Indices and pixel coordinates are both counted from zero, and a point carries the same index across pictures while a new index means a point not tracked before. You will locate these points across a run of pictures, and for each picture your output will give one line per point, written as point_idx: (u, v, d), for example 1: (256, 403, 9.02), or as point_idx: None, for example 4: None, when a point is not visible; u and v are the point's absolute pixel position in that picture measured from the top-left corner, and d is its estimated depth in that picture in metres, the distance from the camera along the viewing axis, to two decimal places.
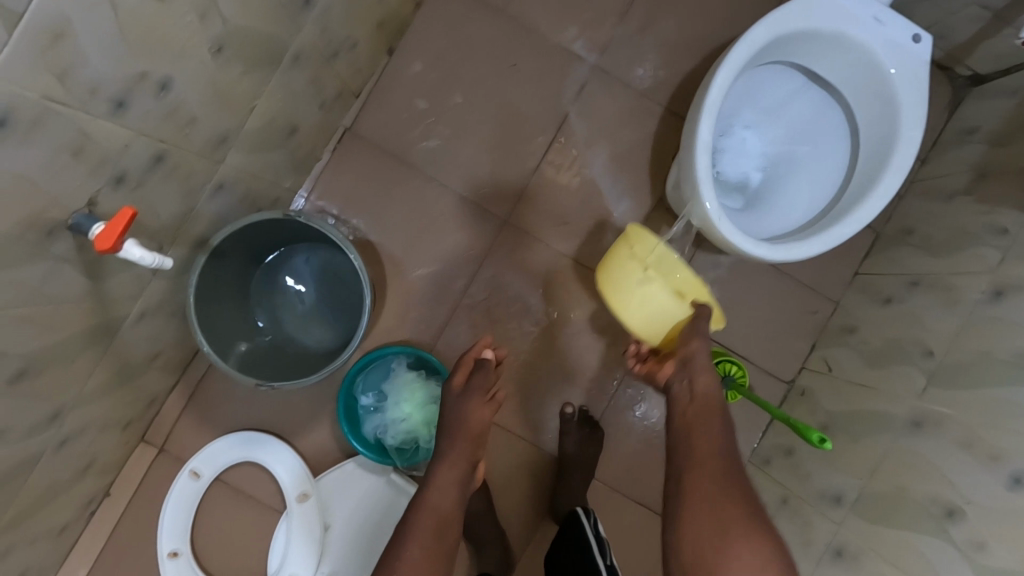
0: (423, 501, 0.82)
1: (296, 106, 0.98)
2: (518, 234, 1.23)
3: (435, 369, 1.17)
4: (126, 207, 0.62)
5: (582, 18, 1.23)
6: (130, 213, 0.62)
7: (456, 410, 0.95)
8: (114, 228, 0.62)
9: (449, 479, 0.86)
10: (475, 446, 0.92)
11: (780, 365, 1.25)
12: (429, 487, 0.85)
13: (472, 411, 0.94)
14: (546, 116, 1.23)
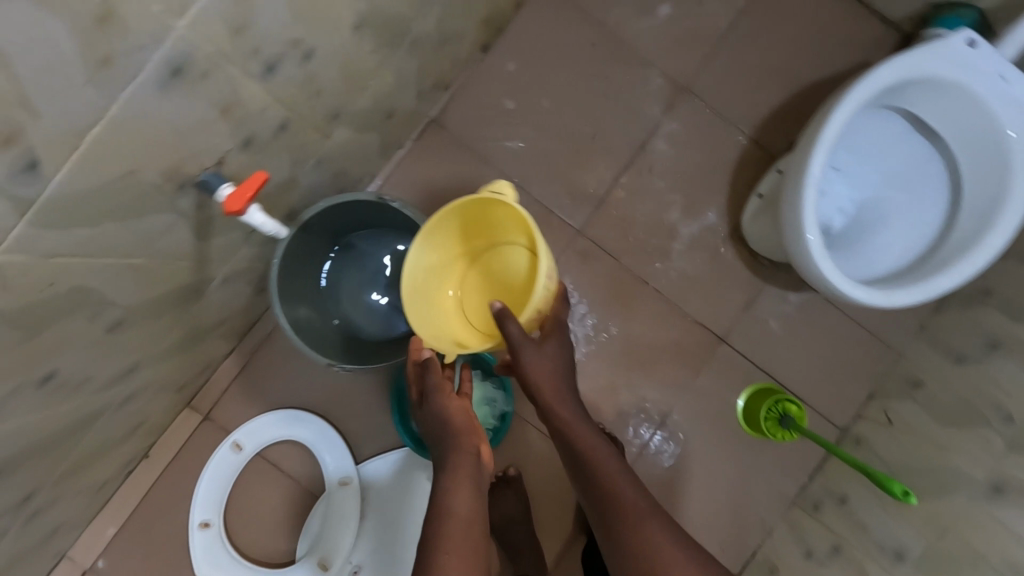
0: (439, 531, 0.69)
1: (398, 91, 0.98)
2: (589, 246, 1.22)
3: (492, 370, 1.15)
4: (259, 172, 0.62)
5: (678, 38, 1.23)
6: (263, 177, 0.63)
7: (438, 408, 0.82)
8: (247, 189, 0.62)
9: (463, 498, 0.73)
10: (470, 435, 0.79)
11: (835, 410, 1.23)
12: (440, 509, 0.72)
13: (453, 406, 0.81)
14: (631, 132, 1.22)
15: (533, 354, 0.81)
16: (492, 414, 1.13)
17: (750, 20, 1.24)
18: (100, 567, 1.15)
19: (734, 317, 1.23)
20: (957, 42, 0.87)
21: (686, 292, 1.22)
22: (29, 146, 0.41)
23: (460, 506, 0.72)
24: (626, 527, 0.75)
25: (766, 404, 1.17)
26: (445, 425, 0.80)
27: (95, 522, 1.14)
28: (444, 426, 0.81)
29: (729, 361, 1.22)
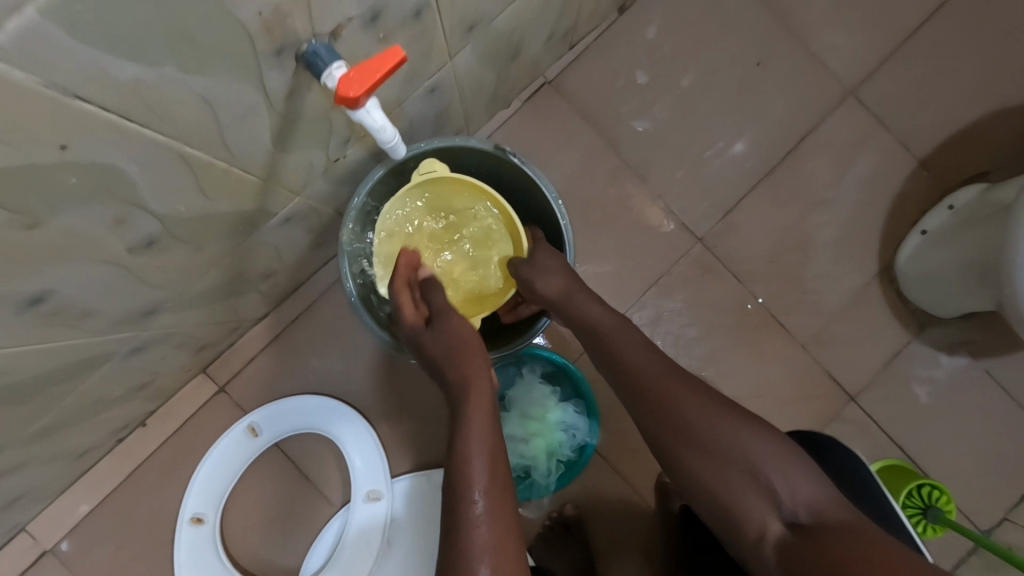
0: (457, 492, 0.53)
1: (535, 24, 0.78)
2: (709, 259, 1.01)
3: (577, 390, 0.93)
4: (396, 46, 0.43)
5: (852, 32, 1.03)
6: (399, 55, 0.42)
7: (436, 340, 0.66)
8: (372, 71, 0.42)
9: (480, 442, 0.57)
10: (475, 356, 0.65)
11: (982, 510, 1.00)
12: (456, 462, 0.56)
13: (457, 327, 0.67)
14: (779, 133, 1.02)
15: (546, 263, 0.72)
16: (567, 443, 0.91)
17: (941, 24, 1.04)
18: (64, 549, 0.94)
19: (871, 375, 1.00)
20: None
21: (817, 333, 1.01)
22: None
23: (474, 454, 0.56)
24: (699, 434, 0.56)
25: (903, 494, 0.93)
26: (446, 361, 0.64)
27: (67, 494, 0.94)
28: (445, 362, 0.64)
29: (859, 427, 0.99)
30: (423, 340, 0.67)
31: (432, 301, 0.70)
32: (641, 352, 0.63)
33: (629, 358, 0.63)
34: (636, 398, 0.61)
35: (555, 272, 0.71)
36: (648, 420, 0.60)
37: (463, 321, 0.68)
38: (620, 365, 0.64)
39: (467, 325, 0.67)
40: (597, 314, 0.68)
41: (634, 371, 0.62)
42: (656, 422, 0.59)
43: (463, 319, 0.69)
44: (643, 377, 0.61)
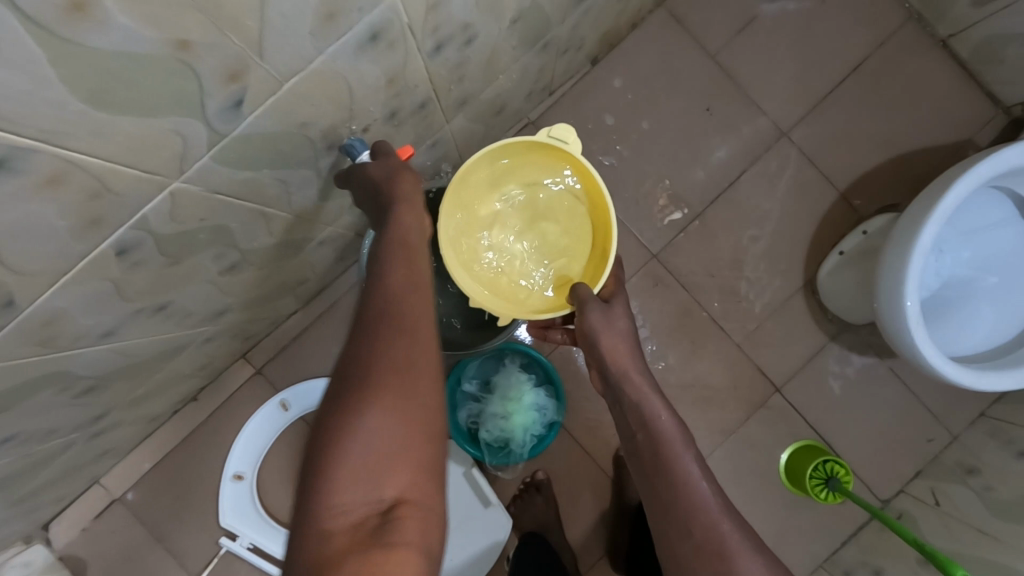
0: (382, 286, 0.55)
1: (517, 87, 0.99)
2: (661, 272, 1.22)
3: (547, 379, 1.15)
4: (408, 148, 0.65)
5: (786, 84, 1.24)
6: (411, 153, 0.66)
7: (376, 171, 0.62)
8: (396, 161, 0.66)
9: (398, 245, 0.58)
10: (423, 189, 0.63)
11: (880, 482, 1.22)
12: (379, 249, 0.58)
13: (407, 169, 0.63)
14: (723, 168, 1.23)
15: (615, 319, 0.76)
16: (540, 420, 1.13)
17: (861, 80, 1.24)
18: (131, 498, 1.17)
19: (793, 369, 1.22)
20: None
21: (751, 334, 1.22)
22: (245, 85, 0.43)
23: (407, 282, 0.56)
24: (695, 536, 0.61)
25: (814, 463, 1.15)
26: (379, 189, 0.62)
27: (133, 454, 1.16)
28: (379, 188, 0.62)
29: (782, 412, 1.21)
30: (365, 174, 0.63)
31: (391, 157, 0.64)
32: (692, 464, 0.66)
33: (685, 469, 0.65)
34: (673, 504, 0.63)
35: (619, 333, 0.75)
36: (676, 522, 0.62)
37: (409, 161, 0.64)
38: (668, 464, 0.65)
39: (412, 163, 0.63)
40: (658, 409, 0.69)
41: (686, 481, 0.64)
42: (690, 538, 0.61)
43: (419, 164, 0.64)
44: (691, 492, 0.63)
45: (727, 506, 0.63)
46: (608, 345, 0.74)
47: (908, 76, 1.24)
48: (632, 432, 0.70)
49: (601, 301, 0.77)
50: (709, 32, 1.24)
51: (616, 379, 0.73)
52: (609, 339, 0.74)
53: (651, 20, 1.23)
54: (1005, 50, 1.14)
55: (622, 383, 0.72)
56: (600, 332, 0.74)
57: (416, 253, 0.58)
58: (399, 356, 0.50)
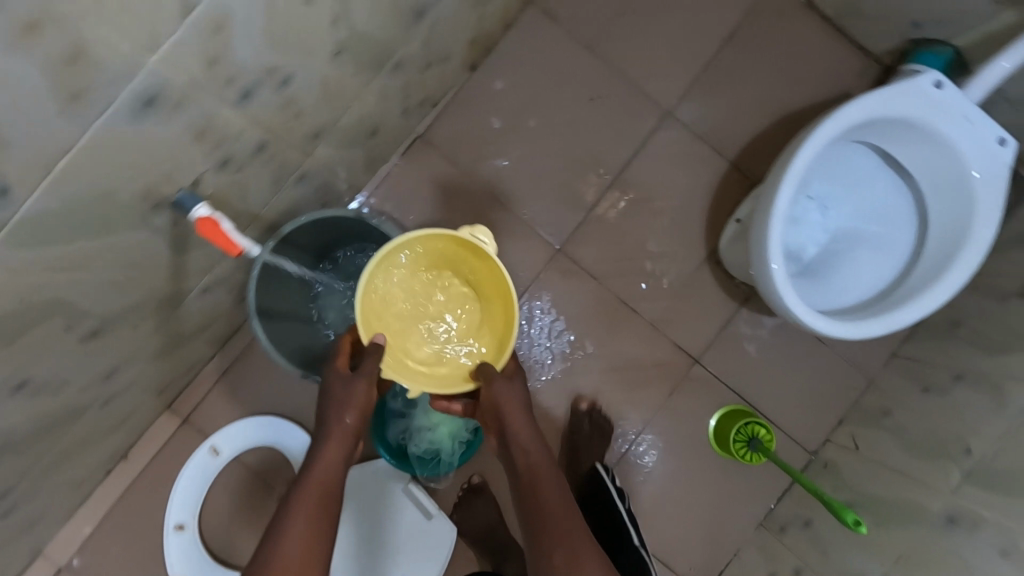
0: (282, 524, 0.71)
1: (385, 108, 1.01)
2: (568, 264, 1.24)
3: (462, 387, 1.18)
4: (235, 249, 0.66)
5: (663, 64, 1.27)
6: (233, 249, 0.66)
7: (337, 386, 0.81)
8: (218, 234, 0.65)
9: (327, 473, 0.76)
10: (357, 425, 0.80)
11: (807, 435, 1.25)
12: (305, 481, 0.75)
13: (355, 389, 0.80)
14: (614, 153, 1.25)
15: (508, 389, 0.81)
16: (467, 427, 1.14)
17: (734, 50, 1.27)
18: (76, 564, 1.17)
19: (709, 340, 1.25)
20: (926, 82, 0.88)
21: (664, 312, 1.25)
22: (3, 174, 0.43)
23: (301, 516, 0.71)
24: (546, 554, 0.72)
25: (739, 423, 1.20)
26: (328, 413, 0.80)
27: (70, 521, 1.16)
28: (333, 406, 0.80)
29: (703, 383, 1.24)
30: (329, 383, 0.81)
31: (356, 362, 0.81)
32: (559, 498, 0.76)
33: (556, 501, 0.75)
34: (532, 529, 0.75)
35: (514, 394, 0.81)
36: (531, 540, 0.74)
37: (367, 383, 0.80)
38: (539, 493, 0.76)
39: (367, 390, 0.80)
40: (529, 449, 0.80)
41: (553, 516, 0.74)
42: (539, 557, 0.72)
43: (364, 388, 0.80)
44: (549, 528, 0.74)
45: (576, 525, 0.74)
46: (501, 406, 0.80)
47: (780, 40, 1.27)
48: (515, 470, 0.80)
49: (505, 373, 0.83)
50: (583, 23, 1.26)
51: (502, 429, 0.81)
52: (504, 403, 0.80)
53: (524, 19, 1.24)
54: (862, 6, 1.18)
55: (505, 425, 0.81)
56: (501, 396, 0.80)
57: (336, 491, 0.76)
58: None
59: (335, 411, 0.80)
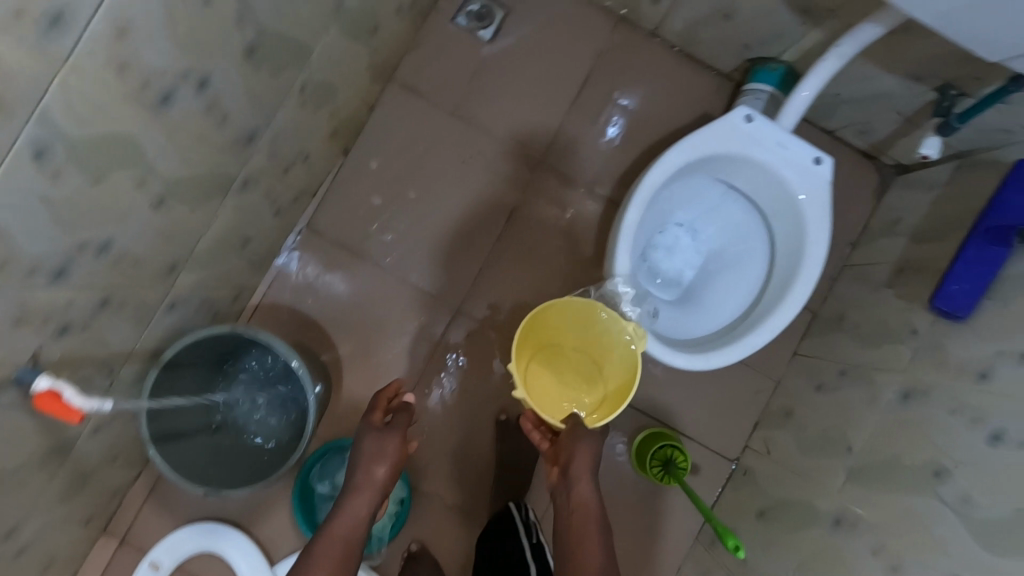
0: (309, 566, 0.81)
1: (251, 218, 1.05)
2: (470, 323, 1.29)
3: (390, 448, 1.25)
4: (76, 417, 0.69)
5: (528, 116, 1.32)
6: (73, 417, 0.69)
7: (372, 440, 0.93)
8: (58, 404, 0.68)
9: (349, 523, 0.86)
10: (388, 475, 0.91)
11: (727, 444, 1.30)
12: (331, 530, 0.84)
13: (386, 442, 0.92)
14: (495, 208, 1.30)
15: (584, 442, 0.87)
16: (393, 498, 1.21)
17: (593, 92, 1.32)
18: None
19: None
20: (736, 118, 0.94)
21: None
22: None
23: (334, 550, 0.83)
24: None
25: (655, 445, 1.23)
26: (358, 467, 0.91)
27: None
28: (364, 460, 0.91)
29: (619, 413, 1.29)
30: (365, 435, 0.93)
31: (393, 417, 0.96)
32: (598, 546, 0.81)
33: (590, 541, 0.82)
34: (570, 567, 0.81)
35: (582, 451, 0.86)
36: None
37: (396, 437, 0.94)
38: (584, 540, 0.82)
39: (399, 445, 0.93)
40: (586, 494, 0.85)
41: (586, 549, 0.81)
42: None
43: (395, 440, 0.93)
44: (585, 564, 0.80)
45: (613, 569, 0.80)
46: (573, 460, 0.86)
47: (634, 73, 1.32)
48: (562, 512, 0.87)
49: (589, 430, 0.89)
50: (443, 91, 1.30)
51: (567, 480, 0.86)
52: (579, 451, 0.86)
53: (386, 97, 1.29)
54: (698, 35, 1.24)
55: (571, 472, 0.86)
56: (574, 452, 0.86)
57: (356, 543, 0.84)
58: None
59: (365, 465, 0.91)
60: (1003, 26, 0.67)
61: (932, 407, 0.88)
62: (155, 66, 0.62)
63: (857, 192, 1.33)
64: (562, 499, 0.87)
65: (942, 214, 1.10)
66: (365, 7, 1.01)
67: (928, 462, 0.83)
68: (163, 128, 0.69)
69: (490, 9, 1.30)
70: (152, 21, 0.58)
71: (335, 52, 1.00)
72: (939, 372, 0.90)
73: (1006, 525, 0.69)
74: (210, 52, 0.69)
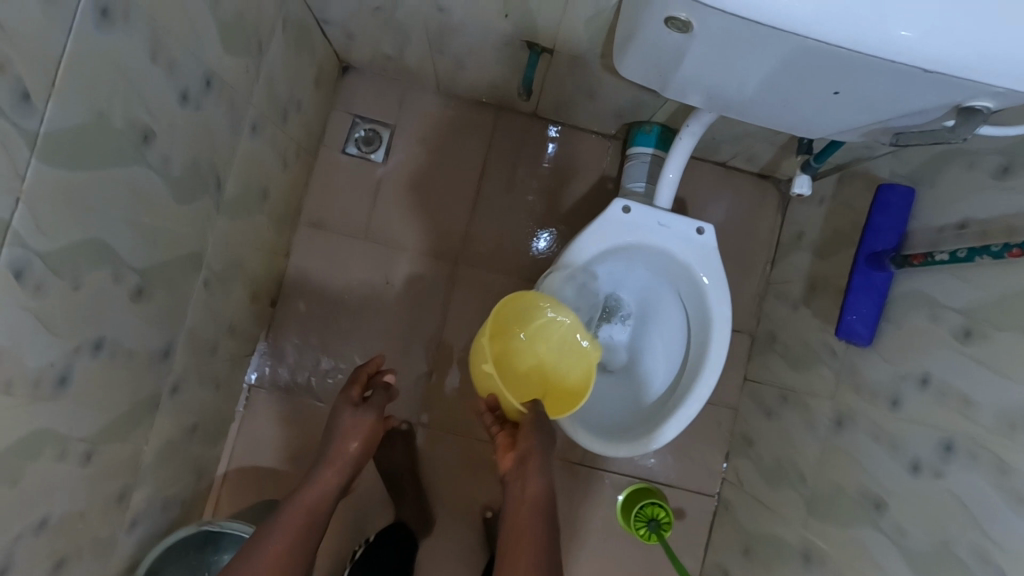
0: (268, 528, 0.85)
1: (191, 408, 1.08)
2: (433, 432, 1.34)
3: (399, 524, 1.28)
4: None
5: (436, 222, 1.36)
6: None
7: (347, 417, 1.00)
8: None
9: (319, 494, 0.91)
10: (362, 457, 0.97)
11: (703, 481, 1.33)
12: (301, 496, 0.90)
13: (361, 421, 0.99)
14: (427, 318, 1.35)
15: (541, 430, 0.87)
16: None
17: (492, 183, 1.37)
18: None
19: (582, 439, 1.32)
20: (614, 212, 0.98)
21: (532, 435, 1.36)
22: None
23: (300, 507, 0.88)
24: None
25: (639, 503, 1.25)
26: (334, 442, 0.97)
27: None
28: (338, 435, 0.98)
29: (594, 479, 1.32)
30: (341, 414, 1.00)
31: (372, 395, 1.03)
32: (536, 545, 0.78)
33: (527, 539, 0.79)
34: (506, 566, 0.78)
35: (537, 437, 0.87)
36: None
37: (371, 412, 1.00)
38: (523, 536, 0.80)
39: (372, 421, 0.99)
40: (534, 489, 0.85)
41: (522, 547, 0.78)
42: None
43: (369, 415, 1.00)
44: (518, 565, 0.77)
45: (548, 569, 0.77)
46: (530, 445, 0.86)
47: (526, 154, 1.37)
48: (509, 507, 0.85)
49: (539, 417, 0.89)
50: (351, 219, 1.35)
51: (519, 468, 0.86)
52: (534, 438, 0.86)
53: (298, 241, 1.33)
54: (571, 112, 1.29)
55: (523, 459, 0.86)
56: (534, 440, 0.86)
57: (321, 512, 0.89)
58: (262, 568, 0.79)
59: (340, 441, 0.97)
60: (818, 121, 0.76)
61: (859, 434, 0.92)
62: (40, 365, 0.65)
63: (761, 210, 1.38)
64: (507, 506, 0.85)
65: (835, 228, 1.15)
66: (247, 187, 1.05)
67: (866, 493, 0.87)
68: (68, 403, 0.72)
69: (376, 131, 1.35)
70: (23, 337, 0.62)
71: (229, 237, 1.03)
72: (859, 398, 0.95)
73: (935, 556, 0.74)
74: (94, 319, 0.73)
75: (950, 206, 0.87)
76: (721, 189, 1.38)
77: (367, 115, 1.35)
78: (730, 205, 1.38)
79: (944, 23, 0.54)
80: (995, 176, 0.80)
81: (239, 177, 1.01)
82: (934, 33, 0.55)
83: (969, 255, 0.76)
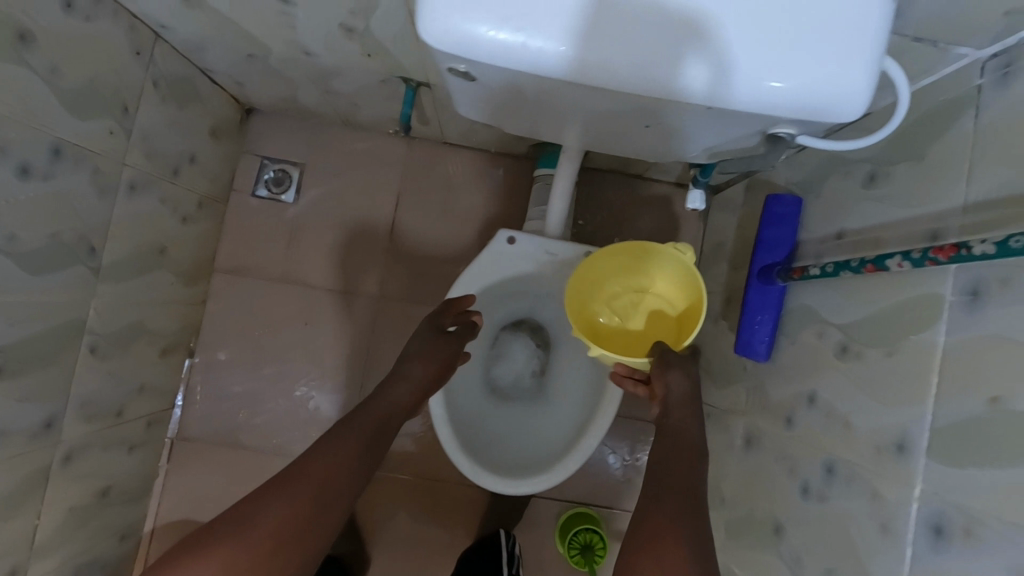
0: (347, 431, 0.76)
1: (100, 473, 1.06)
2: None
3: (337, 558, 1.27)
4: None
5: (353, 257, 1.34)
6: None
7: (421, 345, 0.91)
8: None
9: (382, 418, 0.81)
10: (429, 387, 0.88)
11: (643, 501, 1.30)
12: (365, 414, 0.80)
13: (442, 346, 0.91)
14: (349, 356, 1.32)
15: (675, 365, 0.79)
16: None
17: (407, 214, 1.35)
18: None
19: None
20: (500, 244, 0.96)
21: None
22: None
23: (369, 423, 0.79)
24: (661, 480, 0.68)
25: (574, 529, 1.24)
26: (418, 361, 0.89)
27: None
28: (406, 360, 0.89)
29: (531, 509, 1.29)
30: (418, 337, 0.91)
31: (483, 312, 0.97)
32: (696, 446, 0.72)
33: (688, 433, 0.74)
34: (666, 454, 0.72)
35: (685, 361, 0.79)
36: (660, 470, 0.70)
37: (453, 343, 0.92)
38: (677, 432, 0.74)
39: (451, 350, 0.91)
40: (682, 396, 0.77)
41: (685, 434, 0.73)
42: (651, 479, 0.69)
43: (451, 343, 0.92)
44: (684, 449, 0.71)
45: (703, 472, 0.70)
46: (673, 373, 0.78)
47: (440, 181, 1.35)
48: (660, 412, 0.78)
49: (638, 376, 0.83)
50: (265, 263, 1.33)
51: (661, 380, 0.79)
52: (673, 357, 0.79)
53: (213, 289, 1.32)
54: (477, 137, 1.27)
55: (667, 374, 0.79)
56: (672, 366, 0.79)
57: (383, 438, 0.79)
58: (346, 463, 0.72)
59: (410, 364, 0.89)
60: (651, 140, 0.73)
61: (764, 454, 0.90)
62: None
63: (684, 221, 1.35)
64: (662, 422, 0.77)
65: (745, 237, 1.12)
66: (135, 246, 1.03)
67: (770, 517, 0.84)
68: None
69: (285, 172, 1.33)
70: None
71: (119, 297, 1.01)
72: (764, 416, 0.92)
73: None
74: None
75: (830, 217, 0.84)
76: (642, 203, 1.36)
77: (275, 156, 1.34)
78: (651, 218, 1.35)
79: (827, 63, 0.51)
80: (865, 186, 0.77)
81: (122, 238, 0.99)
82: (811, 77, 0.51)
83: (835, 270, 0.74)
